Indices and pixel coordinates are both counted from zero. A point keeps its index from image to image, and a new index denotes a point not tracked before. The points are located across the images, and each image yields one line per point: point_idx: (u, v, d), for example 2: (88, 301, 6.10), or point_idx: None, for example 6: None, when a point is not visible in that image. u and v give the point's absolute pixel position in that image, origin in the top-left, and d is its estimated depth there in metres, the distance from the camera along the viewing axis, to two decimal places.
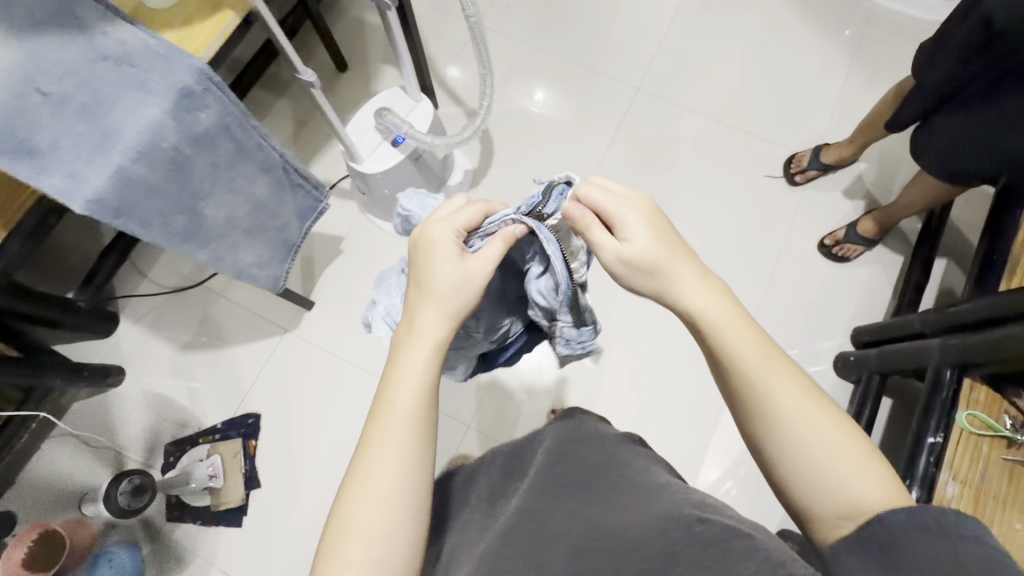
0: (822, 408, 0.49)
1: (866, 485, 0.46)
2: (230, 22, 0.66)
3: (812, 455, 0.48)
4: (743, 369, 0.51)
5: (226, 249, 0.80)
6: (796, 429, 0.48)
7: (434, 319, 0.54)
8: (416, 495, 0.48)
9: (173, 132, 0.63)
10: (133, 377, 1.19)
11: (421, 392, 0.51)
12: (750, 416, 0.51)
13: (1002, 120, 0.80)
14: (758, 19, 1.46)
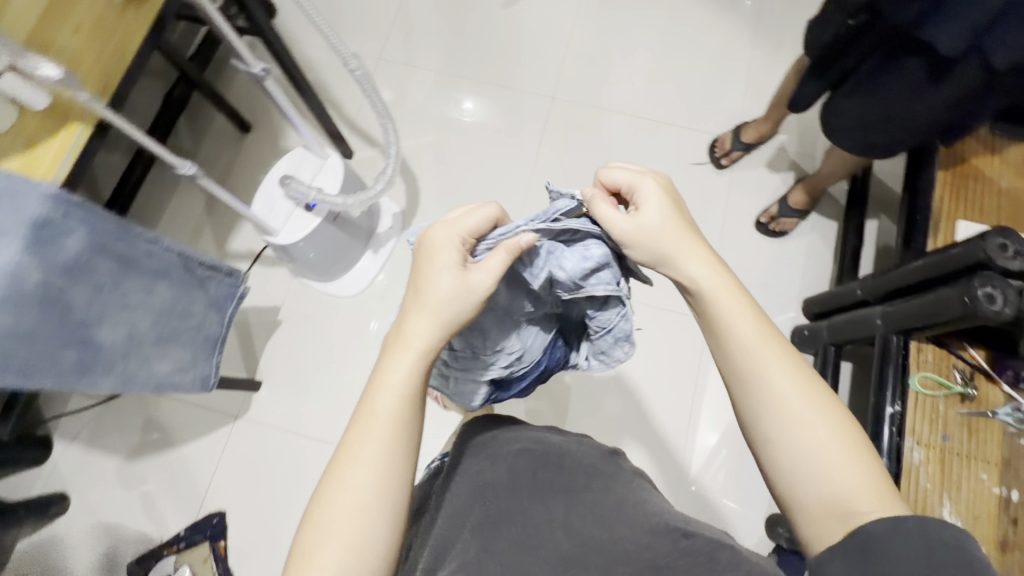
0: (827, 409, 0.50)
1: (854, 483, 0.47)
2: (81, 134, 0.61)
3: (808, 449, 0.48)
4: (747, 367, 0.52)
5: (137, 367, 0.74)
6: (792, 420, 0.49)
7: (424, 328, 0.55)
8: (396, 503, 0.51)
9: (38, 269, 0.57)
10: (79, 500, 1.10)
11: (400, 405, 0.53)
12: (750, 405, 0.52)
13: (898, 92, 0.81)
14: (658, 7, 1.45)
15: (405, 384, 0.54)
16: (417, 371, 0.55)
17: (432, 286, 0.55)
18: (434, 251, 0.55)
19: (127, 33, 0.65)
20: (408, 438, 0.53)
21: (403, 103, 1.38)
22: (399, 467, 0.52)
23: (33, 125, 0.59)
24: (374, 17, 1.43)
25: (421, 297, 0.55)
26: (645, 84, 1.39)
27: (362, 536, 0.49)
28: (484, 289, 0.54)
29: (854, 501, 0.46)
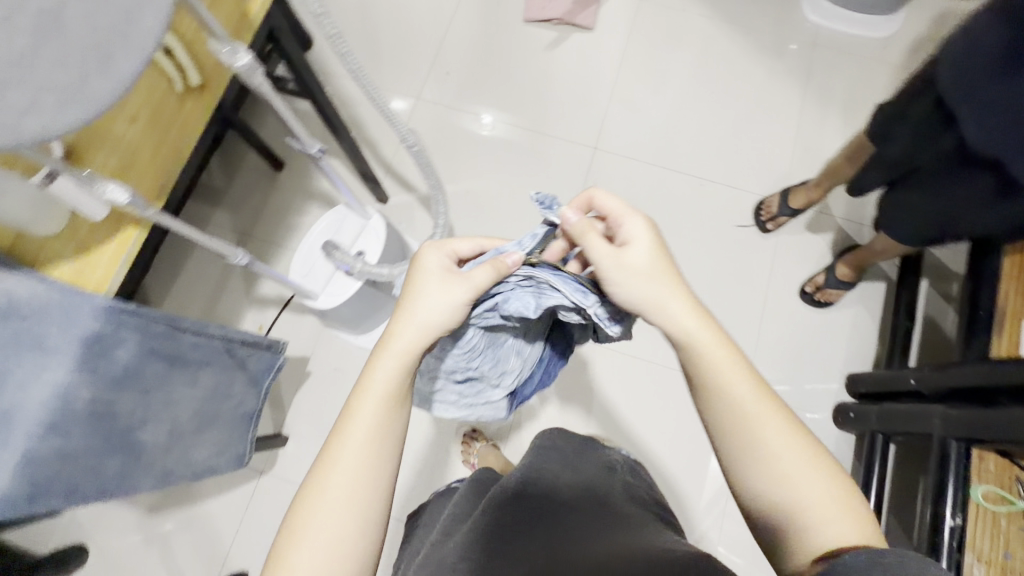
0: (793, 432, 0.49)
1: (831, 512, 0.46)
2: (135, 241, 0.58)
3: (775, 472, 0.48)
4: (716, 388, 0.51)
5: (176, 459, 0.70)
6: (764, 446, 0.49)
7: (409, 331, 0.53)
8: (377, 506, 0.48)
9: (88, 386, 0.54)
10: (99, 551, 1.08)
11: (381, 411, 0.50)
12: (723, 433, 0.51)
13: (952, 207, 0.80)
14: (705, 56, 1.41)
15: (385, 386, 0.51)
16: (400, 374, 0.52)
17: (422, 299, 0.54)
18: (426, 269, 0.56)
19: (188, 124, 0.61)
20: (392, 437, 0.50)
21: (440, 146, 1.34)
22: (380, 471, 0.49)
23: (87, 231, 0.57)
24: (413, 55, 1.39)
25: (414, 301, 0.54)
26: (690, 137, 1.35)
27: (338, 537, 0.46)
28: (467, 300, 0.54)
29: (827, 527, 0.45)
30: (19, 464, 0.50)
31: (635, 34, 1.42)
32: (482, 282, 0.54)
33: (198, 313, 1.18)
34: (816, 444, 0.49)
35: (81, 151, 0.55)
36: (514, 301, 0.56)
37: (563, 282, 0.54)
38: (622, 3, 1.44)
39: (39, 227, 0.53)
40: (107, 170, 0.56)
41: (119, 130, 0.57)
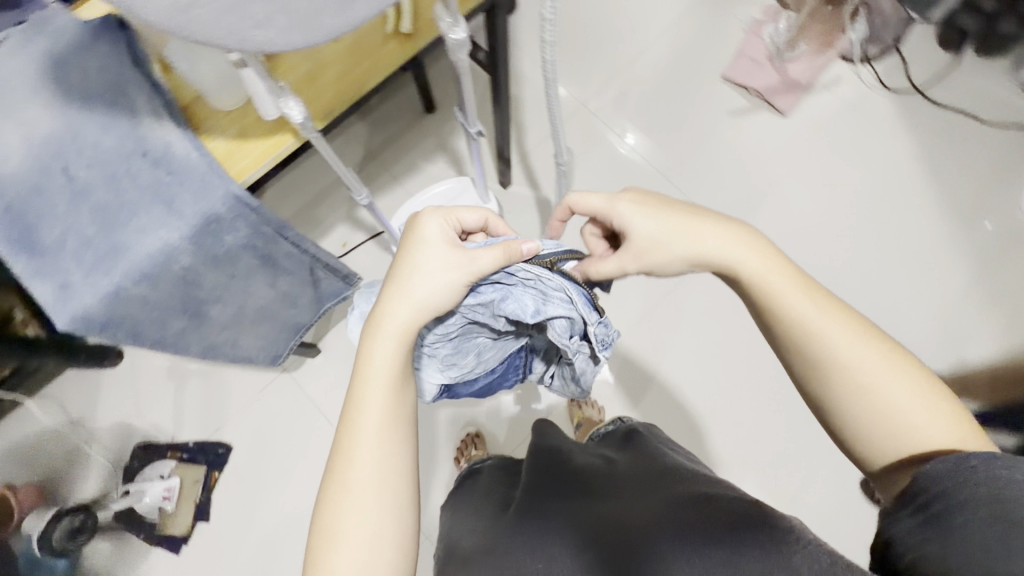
0: (885, 351, 0.46)
1: (936, 429, 0.43)
2: (286, 147, 0.60)
3: (871, 399, 0.45)
4: (787, 314, 0.48)
5: (227, 338, 0.74)
6: (850, 375, 0.45)
7: (405, 311, 0.49)
8: (404, 493, 0.48)
9: (189, 254, 0.58)
10: (128, 362, 1.15)
11: (388, 395, 0.49)
12: (805, 365, 0.48)
13: None
14: (892, 195, 1.26)
15: (389, 367, 0.49)
16: (403, 354, 0.50)
17: (420, 278, 0.50)
18: (425, 240, 0.52)
19: (377, 64, 0.62)
20: (404, 415, 0.49)
21: (582, 159, 1.29)
22: (399, 452, 0.48)
23: (251, 119, 0.59)
24: (601, 62, 1.35)
25: (413, 277, 0.50)
26: (835, 269, 1.22)
27: (372, 530, 0.45)
28: (467, 283, 0.51)
29: (926, 437, 0.43)
30: (106, 292, 0.55)
31: (830, 140, 1.30)
32: (485, 268, 0.50)
33: (297, 207, 1.19)
34: (910, 357, 0.46)
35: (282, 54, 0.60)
36: (512, 300, 0.53)
37: (574, 291, 0.54)
38: (835, 104, 1.31)
39: (217, 100, 0.58)
40: (292, 78, 0.60)
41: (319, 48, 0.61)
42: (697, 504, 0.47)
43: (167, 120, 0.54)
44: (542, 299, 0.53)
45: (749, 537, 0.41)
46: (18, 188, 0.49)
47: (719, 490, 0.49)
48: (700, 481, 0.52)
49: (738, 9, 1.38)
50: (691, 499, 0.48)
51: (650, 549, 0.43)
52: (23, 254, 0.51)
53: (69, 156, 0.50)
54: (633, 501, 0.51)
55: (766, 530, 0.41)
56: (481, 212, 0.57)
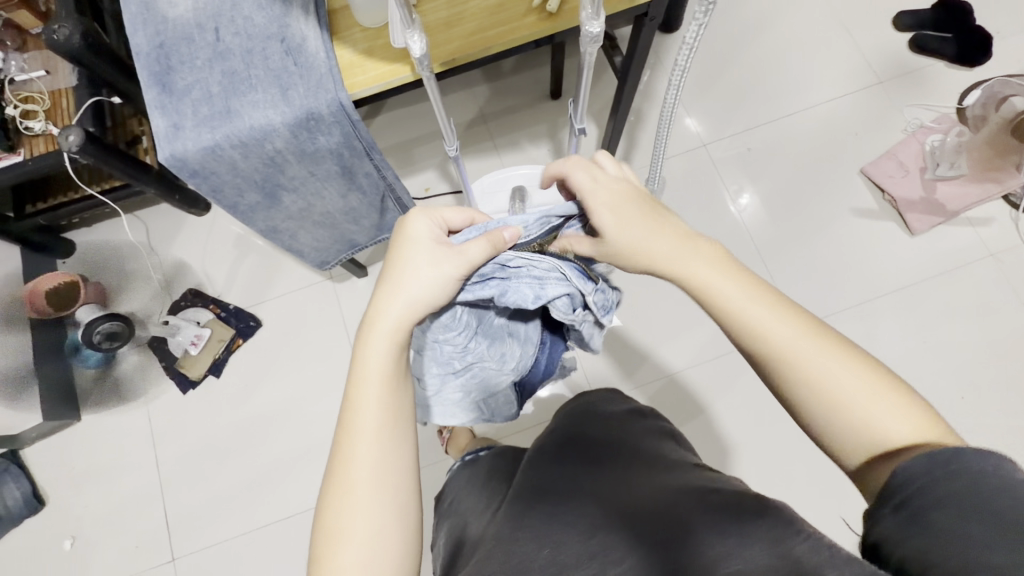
0: (827, 343, 0.45)
1: (897, 421, 0.41)
2: (399, 78, 0.63)
3: (819, 393, 0.43)
4: (724, 305, 0.48)
5: (287, 229, 0.80)
6: (794, 372, 0.44)
7: (397, 311, 0.50)
8: (405, 488, 0.48)
9: (283, 140, 0.62)
10: (210, 218, 1.27)
11: (382, 392, 0.49)
12: (762, 367, 0.46)
13: None
14: (998, 361, 1.11)
15: (382, 370, 0.50)
16: (395, 354, 0.51)
17: (405, 281, 0.51)
18: (415, 238, 0.53)
19: (512, 31, 0.63)
20: (400, 411, 0.50)
21: (679, 196, 1.25)
22: (400, 454, 0.49)
23: (382, 43, 0.63)
24: (738, 109, 1.29)
25: (399, 277, 0.51)
26: None
27: (376, 531, 0.46)
28: (459, 276, 0.51)
29: (898, 434, 0.41)
30: (204, 144, 0.59)
31: (950, 278, 1.17)
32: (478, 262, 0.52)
33: (398, 141, 1.24)
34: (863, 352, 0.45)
35: None
36: (514, 287, 0.54)
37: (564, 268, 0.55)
38: (973, 242, 1.18)
39: (362, 15, 0.62)
40: (432, 19, 0.63)
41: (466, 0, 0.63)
42: (703, 495, 0.46)
43: (313, 18, 0.61)
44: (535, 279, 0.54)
45: (752, 526, 0.41)
46: (174, 34, 0.61)
47: (723, 484, 0.48)
48: (695, 470, 0.52)
49: (907, 107, 1.26)
50: (677, 487, 0.48)
51: (648, 546, 0.43)
52: (161, 85, 0.60)
53: (225, 19, 0.61)
54: (640, 478, 0.51)
55: (771, 520, 0.42)
56: (467, 208, 0.57)
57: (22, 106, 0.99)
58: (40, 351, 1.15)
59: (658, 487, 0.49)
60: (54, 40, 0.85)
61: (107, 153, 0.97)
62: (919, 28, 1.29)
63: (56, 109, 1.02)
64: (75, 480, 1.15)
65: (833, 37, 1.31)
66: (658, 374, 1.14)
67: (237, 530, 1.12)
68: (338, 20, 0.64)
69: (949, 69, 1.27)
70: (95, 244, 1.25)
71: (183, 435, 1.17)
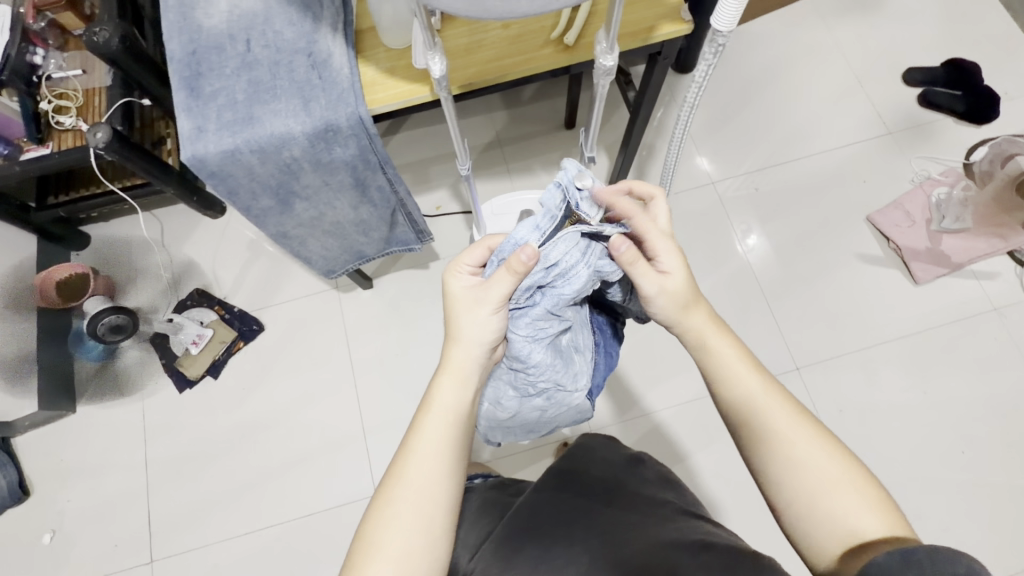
0: (821, 439, 0.50)
1: (867, 519, 0.46)
2: (417, 97, 0.65)
3: (799, 481, 0.48)
4: (731, 382, 0.53)
5: (299, 236, 0.81)
6: (790, 452, 0.49)
7: (472, 352, 0.54)
8: (446, 524, 0.48)
9: (301, 148, 0.64)
10: (224, 221, 1.29)
11: (447, 429, 0.51)
12: (760, 440, 0.51)
13: None
14: (1000, 419, 1.09)
15: (450, 408, 0.52)
16: (461, 394, 0.53)
17: (465, 324, 0.54)
18: (456, 290, 0.56)
19: (529, 61, 0.65)
20: (456, 453, 0.51)
21: (686, 230, 1.26)
22: (450, 491, 0.49)
23: (404, 64, 0.66)
24: (748, 150, 1.31)
25: (461, 323, 0.54)
26: (899, 462, 1.08)
27: (411, 554, 0.46)
28: (495, 310, 0.53)
29: (866, 535, 0.45)
30: (224, 148, 0.62)
31: (953, 329, 1.16)
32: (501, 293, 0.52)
33: (414, 159, 1.28)
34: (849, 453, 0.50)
35: (456, 22, 0.66)
36: (564, 282, 0.53)
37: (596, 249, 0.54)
38: (977, 296, 1.18)
39: (388, 36, 0.65)
40: (453, 44, 0.66)
41: (487, 29, 0.66)
42: (695, 551, 0.44)
43: (340, 35, 0.64)
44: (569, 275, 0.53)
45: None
46: (207, 42, 0.64)
47: (717, 538, 0.47)
48: (690, 522, 0.50)
49: (914, 159, 1.28)
50: (668, 538, 0.47)
51: None
52: (189, 89, 0.62)
53: (257, 33, 0.64)
54: (638, 528, 0.50)
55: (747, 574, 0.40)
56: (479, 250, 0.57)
57: (56, 101, 1.04)
58: (43, 339, 1.16)
59: (648, 539, 0.48)
60: (94, 41, 0.90)
61: (132, 151, 1.00)
62: (929, 83, 1.32)
63: (88, 107, 1.06)
64: (63, 472, 1.15)
65: (844, 87, 1.35)
66: (656, 406, 1.13)
67: (220, 534, 1.11)
68: (364, 40, 0.67)
69: (957, 124, 1.29)
70: (112, 240, 1.28)
71: (174, 433, 1.17)
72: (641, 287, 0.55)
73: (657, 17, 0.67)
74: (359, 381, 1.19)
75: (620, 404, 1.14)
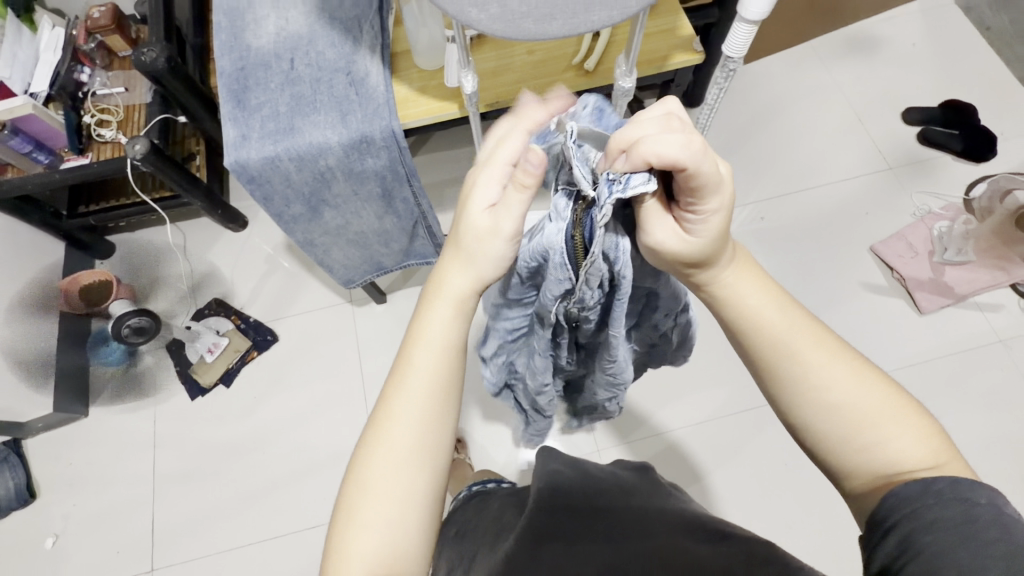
0: (859, 367, 0.44)
1: (907, 442, 0.42)
2: (446, 114, 0.70)
3: (832, 417, 0.43)
4: (757, 325, 0.45)
5: (324, 244, 0.85)
6: (825, 391, 0.44)
7: (443, 318, 0.47)
8: (436, 460, 0.46)
9: (335, 157, 0.68)
10: (246, 235, 1.34)
11: (423, 408, 0.45)
12: (788, 370, 0.44)
13: None
14: (1010, 450, 1.09)
15: (444, 338, 0.47)
16: (458, 324, 0.47)
17: (472, 257, 0.46)
18: (472, 204, 0.45)
19: (551, 83, 0.70)
20: (450, 386, 0.47)
21: None
22: (441, 424, 0.46)
23: (435, 83, 0.71)
24: (753, 180, 1.36)
25: (462, 256, 0.46)
26: None
27: (407, 493, 0.44)
28: (512, 246, 0.45)
29: (909, 459, 0.41)
30: (265, 155, 0.66)
31: (959, 359, 1.17)
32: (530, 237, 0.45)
33: (431, 180, 1.33)
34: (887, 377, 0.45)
35: (484, 48, 0.72)
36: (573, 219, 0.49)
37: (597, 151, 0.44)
38: (982, 327, 1.19)
39: (421, 59, 0.71)
40: (482, 67, 0.71)
41: (513, 55, 0.71)
42: (714, 541, 0.47)
43: (377, 57, 0.69)
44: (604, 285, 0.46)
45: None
46: (255, 60, 0.69)
47: (731, 528, 0.49)
48: (706, 522, 0.51)
49: (915, 194, 1.32)
50: (688, 531, 0.49)
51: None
52: (236, 101, 0.67)
53: (301, 53, 0.69)
54: (653, 516, 0.53)
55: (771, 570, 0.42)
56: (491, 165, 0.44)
57: (98, 115, 1.10)
58: (62, 343, 1.18)
59: (665, 524, 0.51)
60: (142, 61, 0.96)
61: (167, 165, 1.05)
62: (927, 123, 1.38)
63: (128, 121, 1.13)
64: (70, 476, 1.15)
65: (846, 125, 1.40)
66: (665, 427, 1.14)
67: (223, 545, 1.10)
68: (398, 61, 0.72)
69: (956, 162, 1.34)
70: (136, 249, 1.32)
71: (184, 441, 1.18)
72: (646, 231, 0.43)
73: (671, 47, 0.72)
74: (370, 394, 1.21)
75: (628, 424, 1.15)
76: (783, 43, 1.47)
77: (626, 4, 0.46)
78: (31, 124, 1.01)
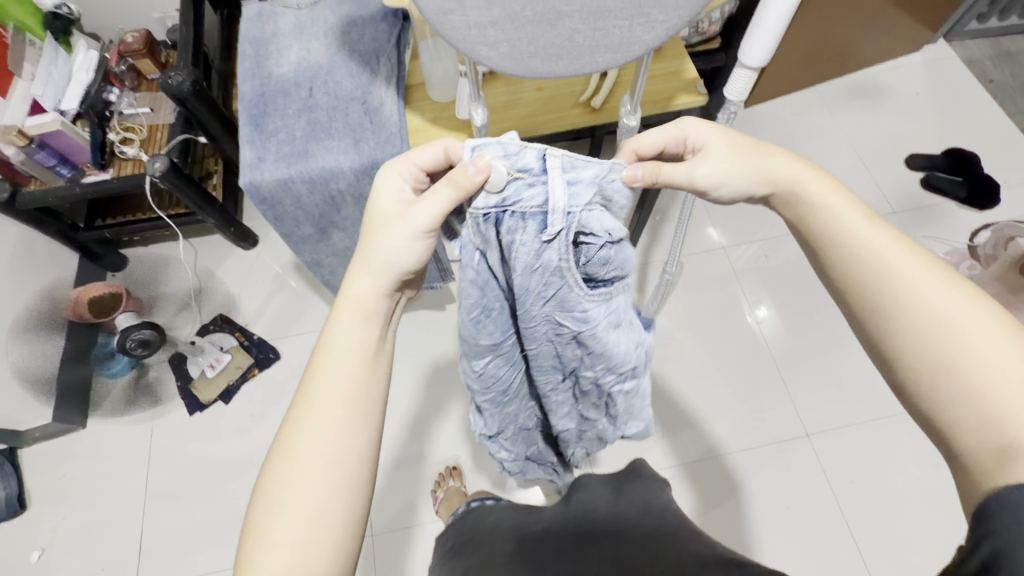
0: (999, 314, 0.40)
1: None
2: (455, 144, 0.73)
3: (949, 361, 0.39)
4: (854, 259, 0.45)
5: (331, 265, 0.86)
6: (947, 329, 0.40)
7: (347, 320, 0.49)
8: (352, 474, 0.45)
9: (347, 181, 0.70)
10: (256, 254, 1.36)
11: (330, 420, 0.45)
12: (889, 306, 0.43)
13: None
14: None
15: (349, 338, 0.48)
16: (363, 324, 0.49)
17: (382, 238, 0.48)
18: (395, 217, 0.48)
19: (561, 119, 0.73)
20: (359, 389, 0.47)
21: (697, 292, 1.29)
22: (357, 437, 0.46)
23: (446, 114, 0.74)
24: (758, 220, 1.37)
25: (377, 250, 0.48)
26: (922, 537, 1.03)
27: (320, 509, 0.43)
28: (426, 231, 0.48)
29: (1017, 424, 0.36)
30: (279, 177, 0.68)
31: None
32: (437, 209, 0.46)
33: None
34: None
35: (496, 83, 0.75)
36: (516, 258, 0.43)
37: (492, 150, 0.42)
38: None
39: (434, 91, 0.74)
40: (492, 101, 0.74)
41: (523, 91, 0.74)
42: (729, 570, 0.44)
43: (392, 88, 0.73)
44: (536, 295, 0.46)
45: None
46: (275, 87, 0.72)
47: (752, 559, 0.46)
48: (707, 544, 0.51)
49: (920, 238, 1.33)
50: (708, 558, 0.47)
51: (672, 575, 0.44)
52: (255, 125, 0.70)
53: (319, 82, 0.72)
54: (665, 545, 0.50)
55: None
56: (401, 163, 0.50)
57: (123, 133, 1.15)
58: (67, 354, 1.19)
59: (681, 557, 0.48)
60: (168, 84, 1.00)
61: (184, 182, 1.08)
62: (931, 169, 1.40)
63: (151, 140, 1.17)
64: (62, 487, 1.14)
65: (850, 169, 1.43)
66: (664, 463, 1.13)
67: (212, 565, 1.08)
68: (412, 93, 0.76)
69: (961, 209, 1.35)
70: (147, 263, 1.35)
71: (179, 456, 1.17)
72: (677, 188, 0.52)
73: (676, 89, 0.75)
74: None
75: (629, 458, 1.14)
76: (788, 89, 1.51)
77: (630, 49, 0.48)
78: (57, 138, 1.05)
